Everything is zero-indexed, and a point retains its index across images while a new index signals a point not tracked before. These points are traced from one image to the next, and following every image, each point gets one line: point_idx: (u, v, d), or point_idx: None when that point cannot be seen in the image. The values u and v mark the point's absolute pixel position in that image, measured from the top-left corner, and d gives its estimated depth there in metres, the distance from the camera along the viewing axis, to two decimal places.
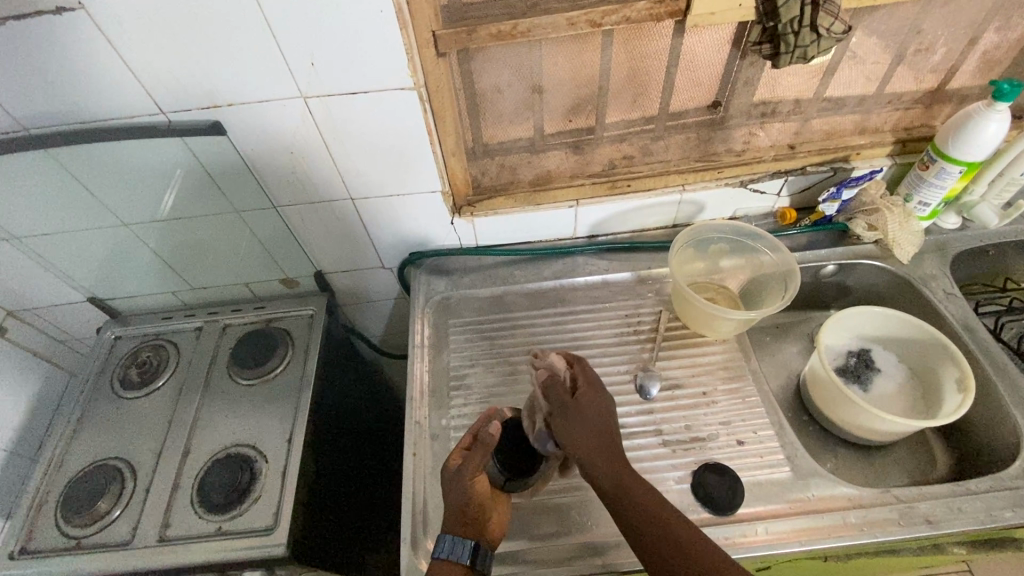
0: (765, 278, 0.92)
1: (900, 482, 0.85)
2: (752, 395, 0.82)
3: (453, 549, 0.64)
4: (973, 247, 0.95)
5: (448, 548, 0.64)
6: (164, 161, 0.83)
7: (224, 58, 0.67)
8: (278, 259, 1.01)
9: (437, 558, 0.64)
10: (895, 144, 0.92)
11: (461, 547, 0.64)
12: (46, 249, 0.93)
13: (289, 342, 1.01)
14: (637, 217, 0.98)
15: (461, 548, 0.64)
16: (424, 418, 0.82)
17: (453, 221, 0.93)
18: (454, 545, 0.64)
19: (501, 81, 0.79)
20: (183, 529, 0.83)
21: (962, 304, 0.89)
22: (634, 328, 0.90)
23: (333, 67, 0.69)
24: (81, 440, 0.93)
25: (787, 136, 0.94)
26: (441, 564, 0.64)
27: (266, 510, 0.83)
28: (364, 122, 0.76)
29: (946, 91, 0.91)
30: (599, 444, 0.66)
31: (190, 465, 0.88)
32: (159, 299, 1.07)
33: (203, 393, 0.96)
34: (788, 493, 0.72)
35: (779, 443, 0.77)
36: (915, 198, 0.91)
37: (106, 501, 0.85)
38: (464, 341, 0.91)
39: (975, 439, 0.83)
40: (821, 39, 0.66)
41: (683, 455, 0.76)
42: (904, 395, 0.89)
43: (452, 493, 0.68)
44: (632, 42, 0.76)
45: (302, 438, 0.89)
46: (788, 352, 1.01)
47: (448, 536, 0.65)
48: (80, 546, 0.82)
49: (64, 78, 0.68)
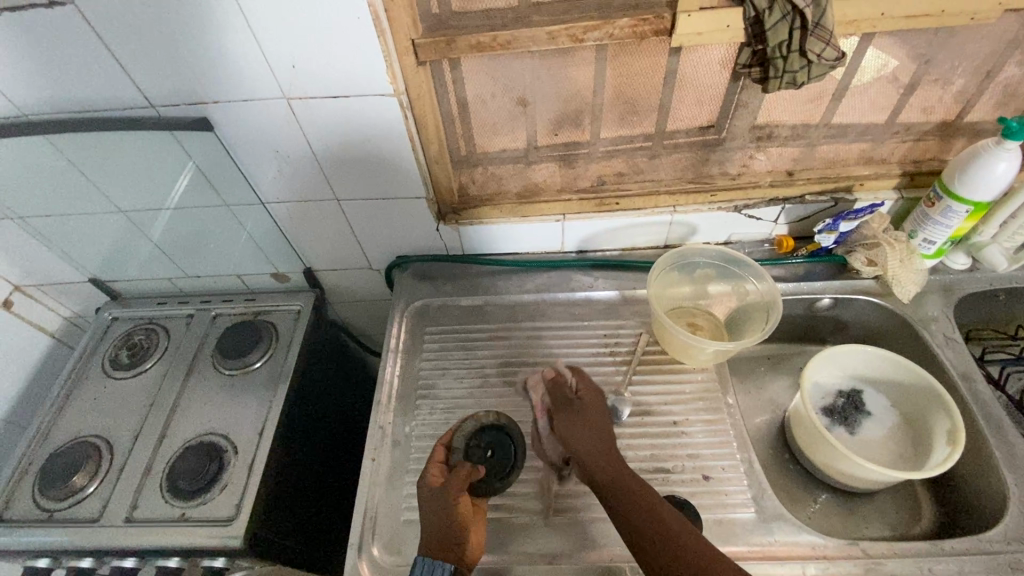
0: (751, 307, 0.89)
1: (881, 535, 0.80)
2: (726, 429, 0.79)
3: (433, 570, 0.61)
4: (982, 290, 0.89)
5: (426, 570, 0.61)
6: (158, 152, 0.86)
7: (208, 56, 0.69)
8: (267, 253, 1.03)
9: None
10: (902, 177, 0.88)
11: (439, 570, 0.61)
12: (48, 231, 0.97)
13: (273, 335, 1.02)
14: (627, 235, 0.96)
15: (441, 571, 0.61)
16: (388, 424, 0.82)
17: (439, 228, 0.94)
18: (434, 566, 0.61)
19: (487, 91, 0.78)
20: (149, 512, 0.84)
21: (962, 351, 0.84)
22: (611, 349, 0.88)
23: (313, 70, 0.70)
24: (68, 416, 0.97)
25: (789, 161, 0.90)
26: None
27: (229, 501, 0.84)
28: (346, 124, 0.77)
29: (961, 124, 0.86)
30: (601, 442, 0.70)
31: (164, 449, 0.91)
32: (156, 285, 1.10)
33: (185, 379, 0.98)
34: (749, 535, 0.69)
35: (747, 483, 0.73)
36: (920, 235, 0.86)
37: (81, 477, 0.87)
38: (439, 349, 0.90)
39: (964, 496, 0.78)
40: (811, 65, 0.63)
41: (644, 484, 0.74)
42: (893, 442, 0.84)
43: (429, 517, 0.66)
44: (620, 58, 0.74)
45: (272, 431, 0.90)
46: (776, 386, 0.97)
47: (426, 559, 0.62)
48: (53, 519, 0.85)
49: (61, 68, 0.71)
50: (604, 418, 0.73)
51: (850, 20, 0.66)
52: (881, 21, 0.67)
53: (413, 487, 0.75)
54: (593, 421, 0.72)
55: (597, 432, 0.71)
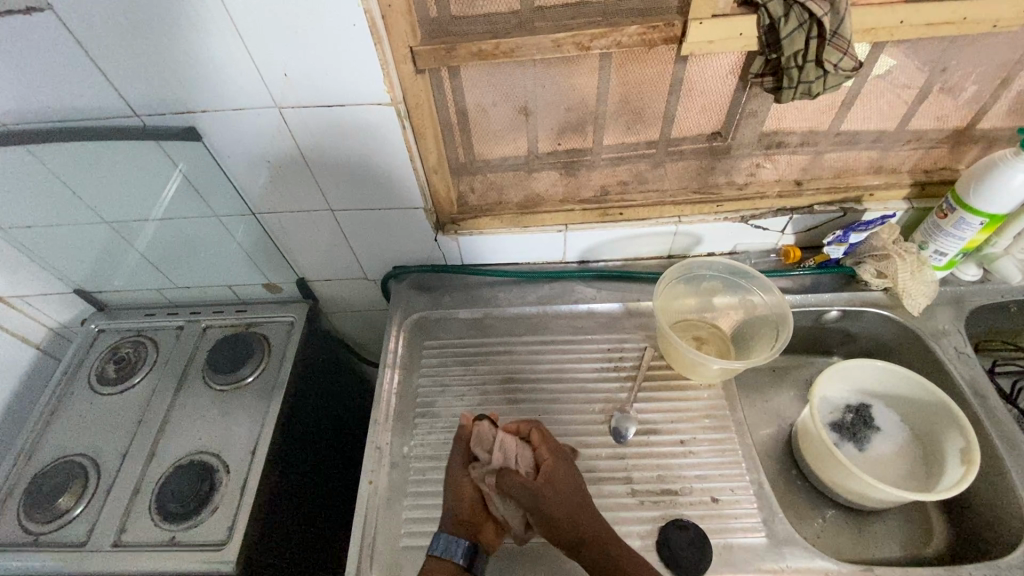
0: (759, 321, 0.87)
1: (892, 555, 0.78)
2: (733, 449, 0.76)
3: (447, 548, 0.64)
4: (992, 302, 0.88)
5: (443, 546, 0.64)
6: (144, 161, 0.82)
7: (195, 64, 0.66)
8: (259, 263, 0.99)
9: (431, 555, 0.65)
10: (913, 187, 0.86)
11: (455, 547, 0.64)
12: (30, 241, 0.93)
13: (265, 348, 0.99)
14: (630, 246, 0.93)
15: (457, 548, 0.64)
16: (385, 443, 0.79)
17: (437, 238, 0.91)
18: (449, 544, 0.64)
19: (487, 100, 0.75)
20: (139, 535, 0.81)
21: (974, 365, 0.82)
22: (616, 364, 0.86)
23: (306, 79, 0.67)
24: (53, 433, 0.93)
25: (797, 170, 0.88)
26: (435, 562, 0.64)
27: (222, 523, 0.81)
28: (341, 133, 0.74)
29: (973, 132, 0.84)
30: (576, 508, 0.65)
31: (154, 469, 0.87)
32: (144, 295, 1.06)
33: (175, 394, 0.95)
34: (760, 561, 0.67)
35: (757, 505, 0.71)
36: (931, 246, 0.84)
37: (67, 499, 0.84)
38: (437, 365, 0.87)
39: (978, 515, 0.76)
40: (828, 75, 0.61)
41: (651, 507, 0.72)
42: (902, 459, 0.82)
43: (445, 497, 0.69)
44: (626, 65, 0.71)
45: (265, 450, 0.87)
46: (782, 399, 0.94)
47: (444, 535, 0.65)
48: (38, 543, 0.82)
49: (39, 76, 0.68)
50: (572, 482, 0.67)
51: (867, 28, 0.64)
52: (899, 30, 0.64)
53: (412, 511, 0.73)
54: (560, 486, 0.66)
55: (567, 496, 0.66)
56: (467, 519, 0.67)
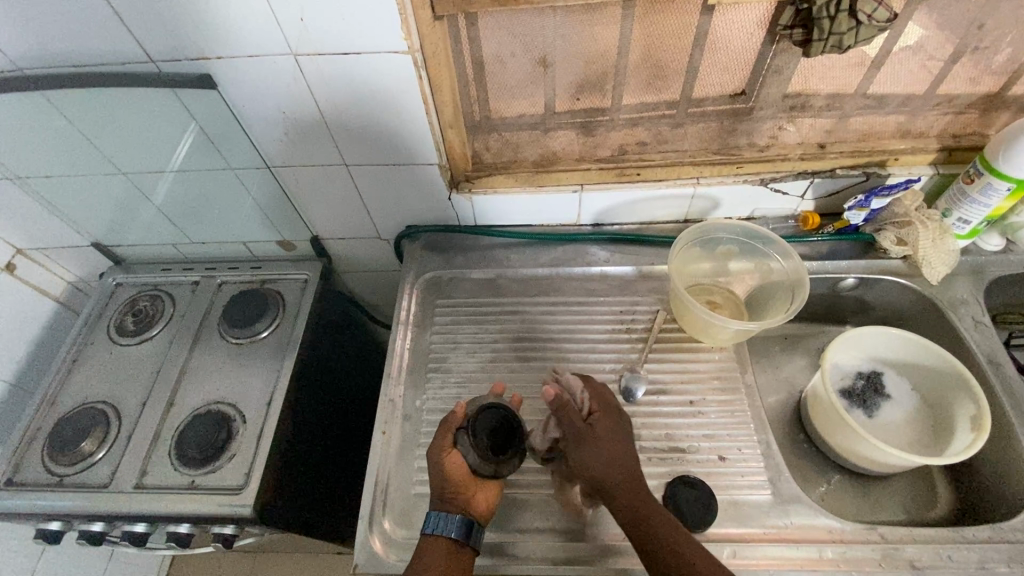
0: (774, 286, 0.87)
1: (895, 518, 0.79)
2: (742, 409, 0.77)
3: (439, 524, 0.63)
4: (1014, 272, 0.86)
5: (434, 523, 0.64)
6: (159, 109, 0.82)
7: (210, 7, 0.65)
8: (272, 219, 0.99)
9: (424, 533, 0.64)
10: (940, 151, 0.83)
11: (449, 522, 0.63)
12: (48, 191, 0.94)
13: (279, 305, 1.00)
14: (646, 209, 0.92)
15: (449, 523, 0.63)
16: (399, 397, 0.80)
17: (451, 197, 0.90)
18: (440, 521, 0.63)
19: (506, 51, 0.74)
20: (159, 479, 0.84)
21: (990, 335, 0.82)
22: (626, 327, 0.86)
23: (323, 25, 0.66)
24: (74, 381, 0.96)
25: (820, 133, 0.85)
26: (429, 541, 0.64)
27: (240, 469, 0.84)
28: (356, 83, 0.73)
29: (1005, 97, 0.81)
30: (620, 461, 0.66)
31: (173, 417, 0.90)
32: (160, 250, 1.07)
33: (192, 346, 0.97)
34: (764, 517, 0.69)
35: (763, 464, 0.72)
36: (954, 214, 0.82)
37: (90, 443, 0.87)
38: (449, 322, 0.88)
39: (985, 481, 0.77)
40: (861, 26, 0.60)
41: (658, 463, 0.73)
42: (913, 425, 0.82)
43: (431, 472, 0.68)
44: (651, 16, 0.69)
45: (280, 401, 0.89)
46: (794, 366, 0.94)
47: (435, 512, 0.64)
48: (64, 484, 0.85)
49: (55, 19, 0.68)
50: (625, 434, 0.68)
51: None
52: None
53: (423, 461, 0.75)
54: (604, 440, 0.67)
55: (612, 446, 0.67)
56: (454, 494, 0.65)
